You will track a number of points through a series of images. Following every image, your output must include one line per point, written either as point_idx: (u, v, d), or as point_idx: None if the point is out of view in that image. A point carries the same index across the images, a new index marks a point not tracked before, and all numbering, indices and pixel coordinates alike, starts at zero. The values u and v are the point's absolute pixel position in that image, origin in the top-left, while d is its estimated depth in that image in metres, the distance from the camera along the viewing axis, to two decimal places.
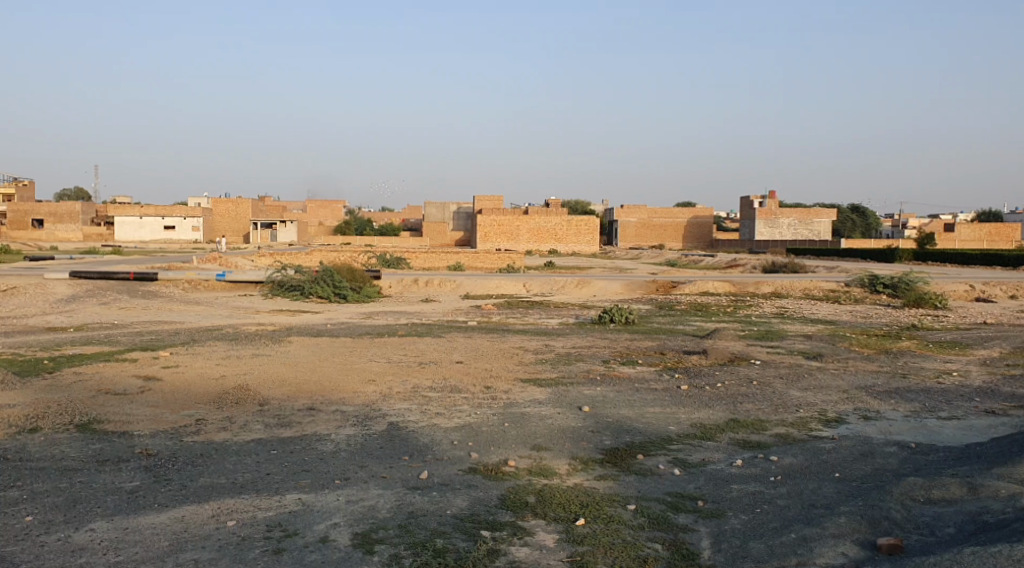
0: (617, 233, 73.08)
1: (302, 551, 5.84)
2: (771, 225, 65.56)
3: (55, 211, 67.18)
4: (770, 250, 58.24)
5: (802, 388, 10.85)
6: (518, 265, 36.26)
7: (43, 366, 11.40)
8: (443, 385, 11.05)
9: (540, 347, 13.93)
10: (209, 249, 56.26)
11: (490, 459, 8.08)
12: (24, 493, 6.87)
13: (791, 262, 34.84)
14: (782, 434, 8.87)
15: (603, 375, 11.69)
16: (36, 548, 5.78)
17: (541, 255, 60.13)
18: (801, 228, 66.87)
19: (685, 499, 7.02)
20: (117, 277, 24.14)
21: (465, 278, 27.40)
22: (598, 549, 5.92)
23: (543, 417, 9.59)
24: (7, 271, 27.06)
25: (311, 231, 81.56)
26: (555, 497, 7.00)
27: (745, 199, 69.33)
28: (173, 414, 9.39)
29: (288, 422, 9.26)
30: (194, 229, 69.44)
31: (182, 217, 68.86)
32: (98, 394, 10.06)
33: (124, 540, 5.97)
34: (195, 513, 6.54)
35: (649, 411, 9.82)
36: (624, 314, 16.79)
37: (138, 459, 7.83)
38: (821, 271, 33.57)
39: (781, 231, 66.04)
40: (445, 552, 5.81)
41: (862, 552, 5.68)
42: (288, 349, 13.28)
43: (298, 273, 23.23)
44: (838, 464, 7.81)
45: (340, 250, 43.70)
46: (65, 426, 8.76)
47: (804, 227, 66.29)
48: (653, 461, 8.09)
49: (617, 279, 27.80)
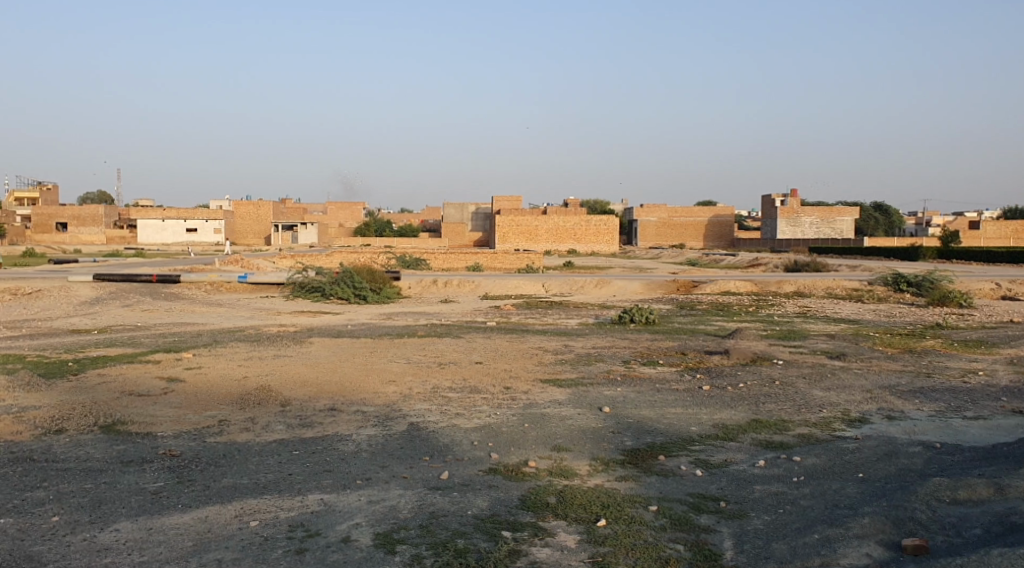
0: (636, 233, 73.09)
1: (324, 550, 5.87)
2: (793, 224, 65.03)
3: (78, 215, 68.39)
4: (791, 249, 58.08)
5: (825, 388, 10.72)
6: (538, 265, 36.47)
7: (68, 367, 11.54)
8: (462, 386, 11.03)
9: (559, 348, 13.91)
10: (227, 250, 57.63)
11: (510, 460, 8.10)
12: (50, 493, 6.96)
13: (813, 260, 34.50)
14: (805, 434, 8.81)
15: (624, 375, 11.63)
16: (62, 548, 5.85)
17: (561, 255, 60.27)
18: (825, 227, 66.22)
19: (708, 500, 6.98)
20: (141, 278, 24.50)
21: (484, 278, 27.39)
22: (620, 550, 5.91)
23: (564, 417, 9.57)
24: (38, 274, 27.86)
25: (331, 233, 82.76)
26: (576, 498, 7.00)
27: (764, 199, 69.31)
28: (196, 414, 9.46)
29: (310, 422, 9.30)
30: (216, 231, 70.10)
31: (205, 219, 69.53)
32: (123, 394, 10.17)
33: (148, 540, 6.02)
34: (219, 513, 6.60)
35: (670, 412, 9.77)
36: (645, 314, 16.72)
37: (162, 460, 7.91)
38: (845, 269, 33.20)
39: (803, 230, 65.62)
40: (466, 552, 5.82)
41: (886, 552, 5.64)
42: (308, 350, 13.36)
43: (318, 275, 23.46)
44: (862, 464, 7.74)
45: (359, 250, 47.55)
46: (89, 427, 8.85)
47: (826, 226, 65.79)
48: (674, 461, 8.07)
49: (637, 278, 27.58)
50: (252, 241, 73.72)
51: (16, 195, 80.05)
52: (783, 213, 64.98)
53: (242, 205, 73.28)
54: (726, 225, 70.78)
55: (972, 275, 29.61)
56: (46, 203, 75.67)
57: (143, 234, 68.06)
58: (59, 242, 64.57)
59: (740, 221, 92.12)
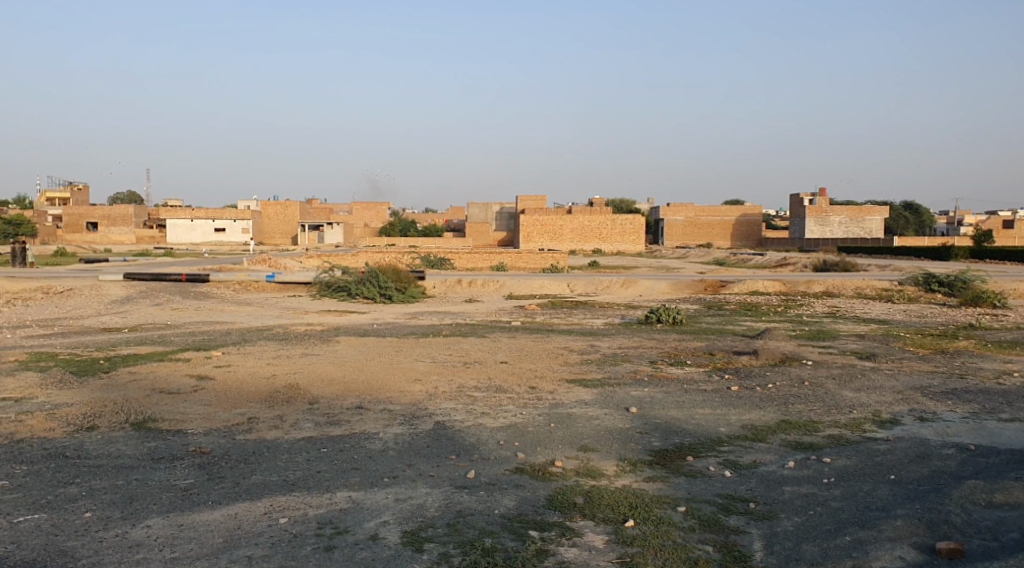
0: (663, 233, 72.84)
1: (352, 548, 5.89)
2: (823, 223, 64.41)
3: (108, 215, 69.36)
4: (820, 249, 57.51)
5: (855, 389, 10.59)
6: (563, 264, 36.44)
7: (99, 365, 11.68)
8: (487, 385, 11.02)
9: (585, 348, 13.86)
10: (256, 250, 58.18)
11: (536, 459, 8.08)
12: (82, 489, 7.05)
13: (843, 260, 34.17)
14: (835, 435, 8.72)
15: (651, 376, 11.58)
16: (95, 543, 5.91)
17: (588, 254, 60.10)
18: (854, 226, 65.58)
19: (737, 501, 6.93)
20: (170, 278, 24.74)
21: (509, 278, 27.37)
22: (648, 551, 5.86)
23: (590, 417, 9.54)
24: (71, 273, 28.22)
25: (358, 233, 83.02)
26: (603, 498, 6.96)
27: (793, 198, 68.76)
28: (225, 412, 9.53)
29: (337, 420, 9.33)
30: (243, 231, 70.77)
31: (233, 220, 70.35)
32: (153, 392, 10.26)
33: (179, 536, 6.07)
34: (249, 510, 6.64)
35: (698, 412, 9.70)
36: (671, 314, 16.63)
37: (193, 457, 7.98)
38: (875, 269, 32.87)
39: (832, 229, 64.99)
40: (494, 552, 5.80)
41: (920, 555, 5.57)
42: (335, 349, 13.41)
43: (344, 274, 23.57)
44: (893, 466, 7.65)
45: (382, 250, 46.38)
46: (121, 424, 8.94)
47: (856, 225, 65.12)
48: (703, 462, 8.02)
49: (662, 278, 27.42)
50: (280, 241, 74.31)
51: (49, 195, 80.90)
52: (811, 213, 64.33)
53: (269, 205, 73.90)
54: (754, 225, 70.29)
55: (1006, 275, 29.16)
56: (77, 204, 76.86)
57: (173, 233, 68.79)
58: (90, 242, 65.46)
59: (768, 220, 91.47)
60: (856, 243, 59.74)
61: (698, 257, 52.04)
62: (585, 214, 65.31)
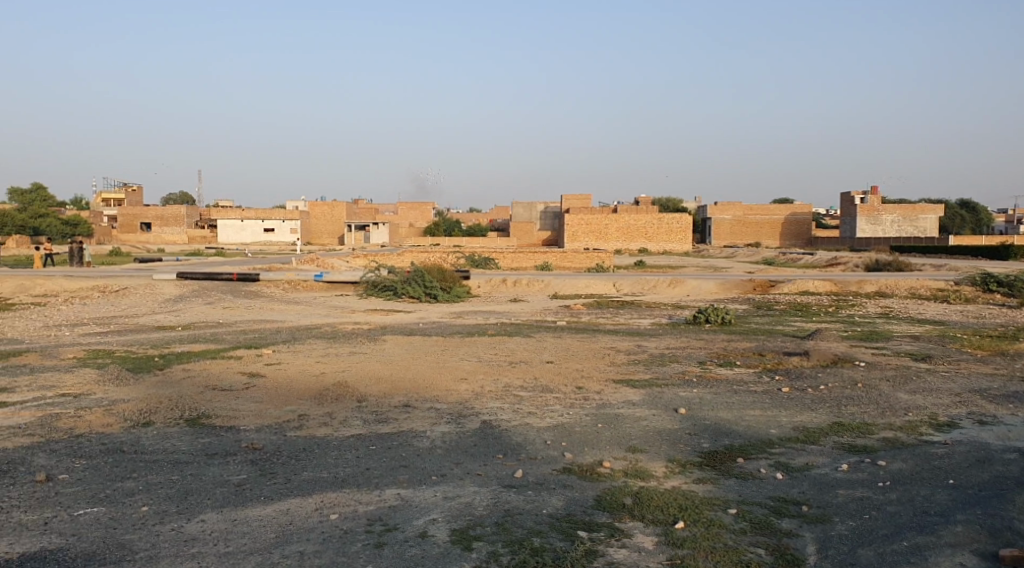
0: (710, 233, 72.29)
1: (402, 545, 5.92)
2: (875, 222, 63.24)
3: (161, 216, 70.98)
4: (873, 248, 56.43)
5: (910, 391, 10.36)
6: (608, 264, 36.29)
7: (154, 362, 11.94)
8: (534, 385, 11.01)
9: (632, 348, 13.78)
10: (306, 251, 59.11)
11: (584, 460, 8.04)
12: (139, 484, 7.20)
13: (896, 260, 33.47)
14: (890, 438, 8.53)
15: (700, 376, 11.47)
16: (152, 537, 6.04)
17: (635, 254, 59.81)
18: (908, 225, 64.19)
19: (789, 504, 6.82)
20: (221, 276, 25.16)
21: (554, 278, 27.32)
22: (699, 553, 5.80)
23: (638, 418, 9.47)
24: (127, 271, 28.92)
25: (403, 233, 83.55)
26: (652, 499, 6.91)
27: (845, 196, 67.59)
28: (276, 409, 9.67)
29: (386, 418, 9.41)
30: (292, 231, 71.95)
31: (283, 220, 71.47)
32: (206, 389, 10.45)
33: (233, 531, 6.16)
34: (300, 506, 6.72)
35: (748, 414, 9.57)
36: (719, 314, 16.46)
37: (245, 453, 8.11)
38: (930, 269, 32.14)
39: (885, 228, 63.73)
40: (543, 552, 5.79)
41: (982, 562, 5.50)
42: (382, 347, 13.52)
43: (390, 274, 23.77)
44: (952, 470, 7.46)
45: (429, 250, 45.40)
46: (176, 420, 9.12)
47: (909, 224, 63.74)
48: (754, 464, 7.91)
49: (707, 277, 27.13)
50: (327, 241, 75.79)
51: (105, 196, 83.16)
52: (863, 212, 63.19)
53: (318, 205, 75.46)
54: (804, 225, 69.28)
55: None
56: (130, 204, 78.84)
57: (224, 234, 70.02)
58: (143, 242, 67.01)
59: (817, 218, 89.99)
60: (909, 241, 58.49)
61: (747, 257, 51.35)
62: (631, 213, 64.86)
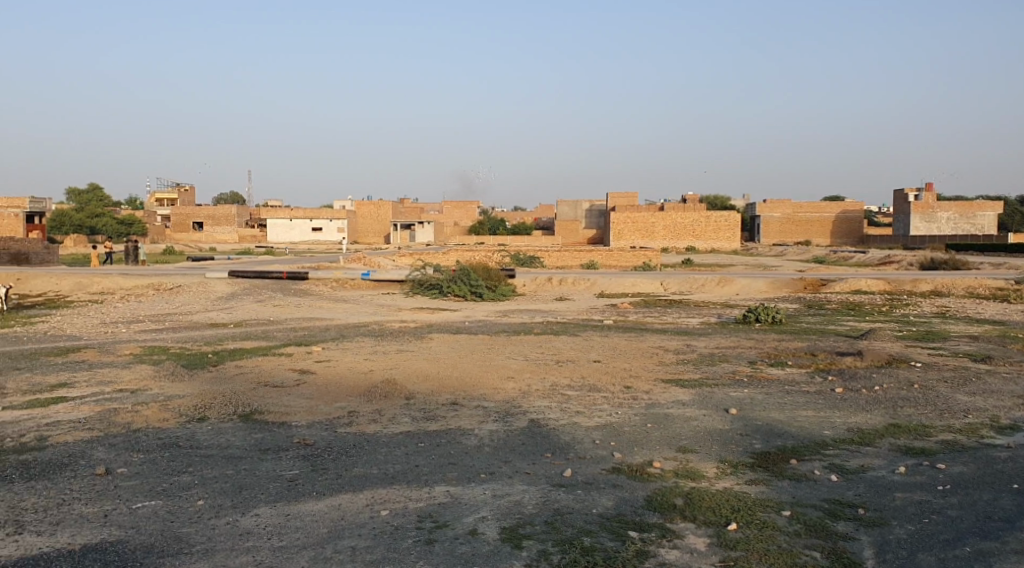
0: (758, 230, 71.50)
1: (452, 542, 5.94)
2: (930, 219, 61.91)
3: (212, 216, 72.44)
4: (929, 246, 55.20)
5: (970, 393, 10.09)
6: (655, 262, 36.09)
7: (208, 358, 12.18)
8: (581, 384, 10.97)
9: (681, 347, 13.65)
10: (354, 250, 59.81)
11: (634, 460, 7.99)
12: (195, 478, 7.33)
13: (953, 259, 32.69)
14: (950, 440, 8.33)
15: (751, 376, 11.33)
16: (208, 530, 6.14)
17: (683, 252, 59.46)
18: (964, 223, 62.65)
19: (844, 506, 6.70)
20: (271, 276, 25.29)
21: (599, 277, 27.21)
22: (753, 555, 5.72)
23: (688, 418, 9.38)
24: (181, 269, 29.55)
25: (448, 233, 83.80)
26: (704, 500, 6.83)
27: (898, 193, 66.28)
28: (326, 405, 9.78)
29: (434, 416, 9.45)
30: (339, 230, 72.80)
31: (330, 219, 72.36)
32: (259, 385, 10.62)
33: (286, 526, 6.24)
34: (352, 501, 6.78)
35: (800, 415, 9.43)
36: (770, 314, 16.25)
37: (297, 448, 8.21)
38: (990, 268, 31.34)
39: (940, 225, 62.32)
40: (593, 551, 5.76)
41: None
42: (429, 346, 13.60)
43: (437, 272, 23.91)
44: (1016, 475, 7.26)
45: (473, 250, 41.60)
46: (229, 416, 9.28)
47: (965, 221, 62.21)
48: (808, 465, 7.79)
49: (755, 276, 26.79)
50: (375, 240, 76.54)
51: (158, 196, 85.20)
52: (917, 209, 62.00)
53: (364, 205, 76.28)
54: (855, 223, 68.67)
55: None
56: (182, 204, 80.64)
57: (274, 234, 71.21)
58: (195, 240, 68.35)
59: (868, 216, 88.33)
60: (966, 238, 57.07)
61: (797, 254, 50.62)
62: (678, 211, 64.26)
